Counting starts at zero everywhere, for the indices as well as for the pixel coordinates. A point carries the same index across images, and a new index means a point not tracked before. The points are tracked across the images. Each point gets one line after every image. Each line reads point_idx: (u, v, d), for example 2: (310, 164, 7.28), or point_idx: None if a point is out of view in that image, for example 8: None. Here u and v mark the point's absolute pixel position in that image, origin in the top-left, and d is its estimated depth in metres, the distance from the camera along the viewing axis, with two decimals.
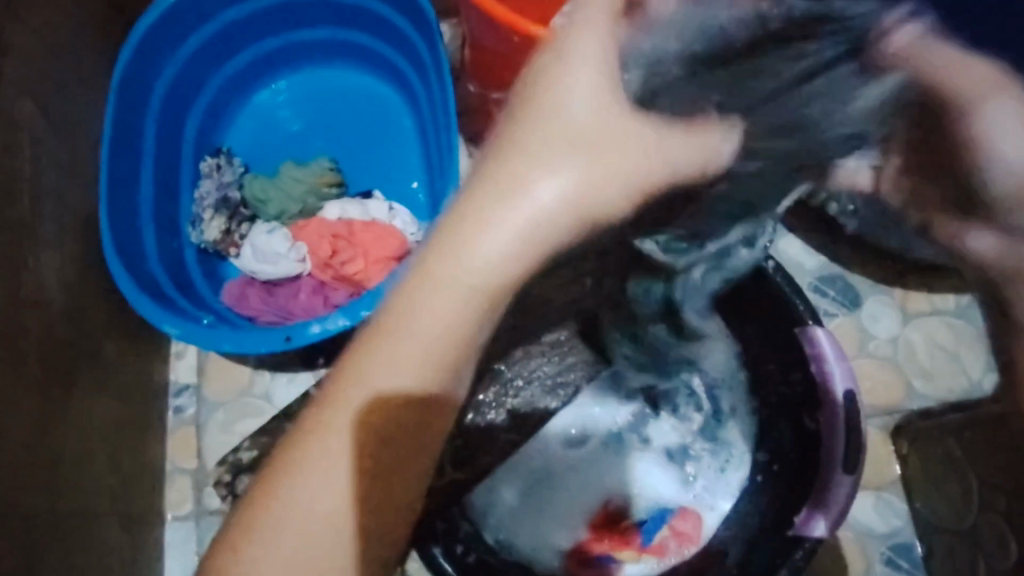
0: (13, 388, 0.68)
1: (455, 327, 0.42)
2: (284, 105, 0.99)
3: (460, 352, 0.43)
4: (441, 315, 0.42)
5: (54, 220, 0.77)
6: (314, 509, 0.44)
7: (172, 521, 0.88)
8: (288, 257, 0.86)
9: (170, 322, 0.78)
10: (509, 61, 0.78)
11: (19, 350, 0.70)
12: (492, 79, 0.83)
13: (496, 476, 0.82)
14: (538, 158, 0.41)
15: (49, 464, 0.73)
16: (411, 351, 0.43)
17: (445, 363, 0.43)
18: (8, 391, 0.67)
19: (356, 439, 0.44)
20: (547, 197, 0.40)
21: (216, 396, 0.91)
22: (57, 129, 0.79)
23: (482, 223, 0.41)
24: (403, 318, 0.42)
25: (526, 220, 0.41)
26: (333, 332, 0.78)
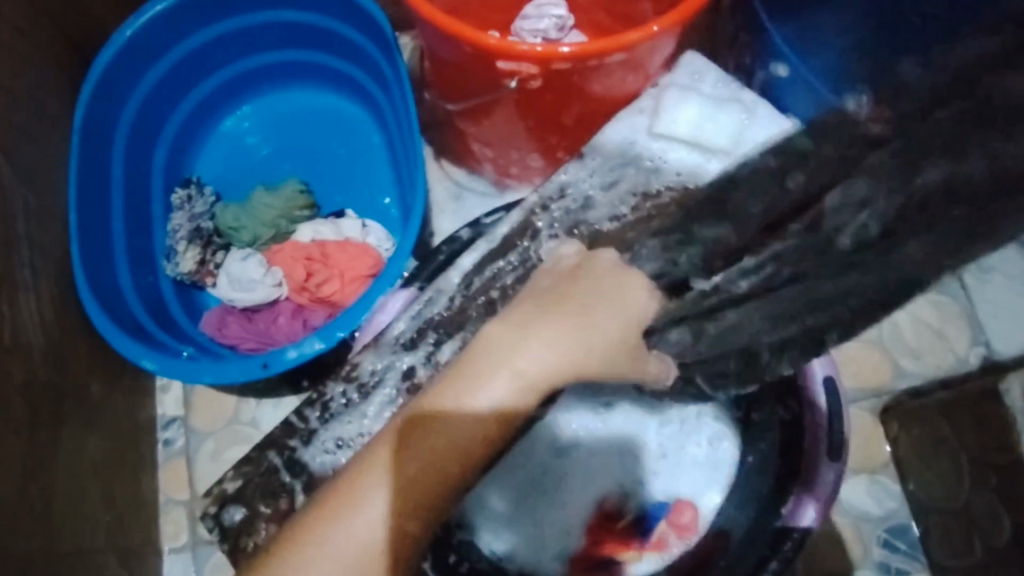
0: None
1: (553, 368, 0.49)
2: (251, 130, 0.98)
3: (579, 364, 0.50)
4: (541, 368, 0.49)
5: (28, 265, 0.78)
6: (351, 570, 0.46)
7: (170, 553, 0.88)
8: (264, 282, 0.87)
9: (149, 357, 0.79)
10: (465, 73, 0.78)
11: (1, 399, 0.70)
12: (450, 90, 0.83)
13: (483, 484, 0.80)
14: (583, 304, 0.51)
15: (40, 508, 0.74)
16: (495, 397, 0.49)
17: (522, 407, 0.49)
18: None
19: (395, 473, 0.48)
20: (610, 322, 0.51)
21: (204, 426, 0.91)
22: (24, 174, 0.79)
23: (529, 343, 0.49)
24: (459, 394, 0.49)
25: (547, 361, 0.49)
26: (310, 355, 0.78)
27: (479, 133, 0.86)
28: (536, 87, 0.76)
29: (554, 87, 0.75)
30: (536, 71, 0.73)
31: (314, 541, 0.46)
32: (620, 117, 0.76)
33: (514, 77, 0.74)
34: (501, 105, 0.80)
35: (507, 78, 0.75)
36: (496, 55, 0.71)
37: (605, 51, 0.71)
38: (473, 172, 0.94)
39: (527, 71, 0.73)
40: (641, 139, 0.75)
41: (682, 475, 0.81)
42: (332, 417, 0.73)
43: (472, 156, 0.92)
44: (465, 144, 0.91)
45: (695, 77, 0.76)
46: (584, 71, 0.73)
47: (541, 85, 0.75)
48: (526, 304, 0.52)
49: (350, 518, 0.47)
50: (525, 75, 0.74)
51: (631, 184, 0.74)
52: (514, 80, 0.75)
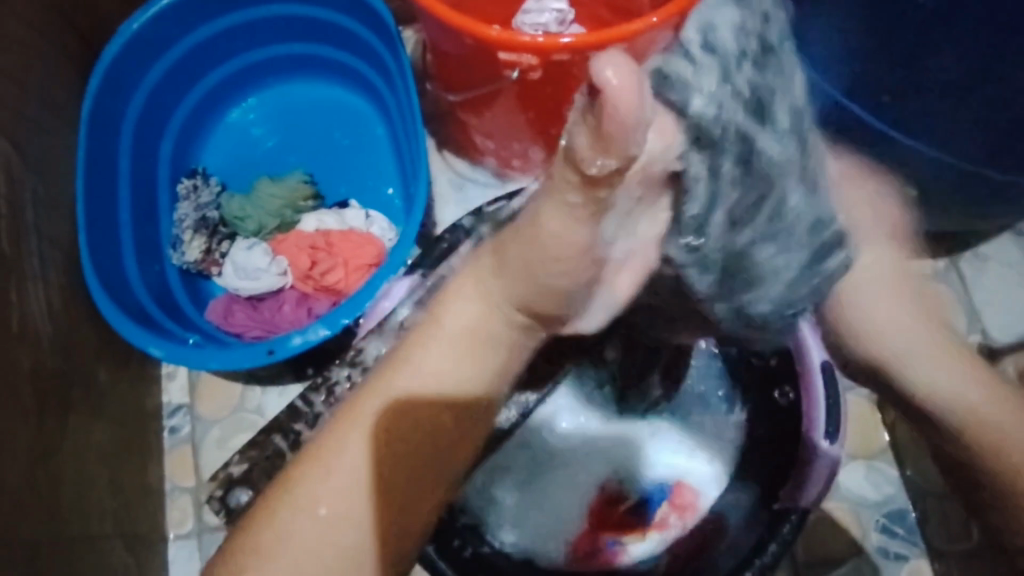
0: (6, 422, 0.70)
1: (480, 320, 0.49)
2: (256, 122, 0.99)
3: (495, 326, 0.50)
4: (466, 329, 0.50)
5: (37, 254, 0.79)
6: (323, 543, 0.49)
7: (175, 540, 0.89)
8: (269, 271, 0.88)
9: (156, 344, 0.80)
10: (467, 65, 0.79)
11: (10, 385, 0.72)
12: (452, 81, 0.84)
13: (491, 475, 0.82)
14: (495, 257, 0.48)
15: (48, 492, 0.75)
16: (432, 362, 0.50)
17: (465, 384, 0.50)
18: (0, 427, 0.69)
19: (365, 448, 0.50)
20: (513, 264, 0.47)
21: (211, 414, 0.92)
22: (33, 164, 0.80)
23: (454, 303, 0.50)
24: (408, 357, 0.51)
25: (474, 320, 0.49)
26: (315, 342, 0.78)
27: (482, 125, 0.87)
28: (536, 78, 0.77)
29: (554, 78, 0.76)
30: (536, 61, 0.74)
31: (287, 511, 0.50)
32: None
33: (514, 69, 0.75)
34: (502, 95, 0.81)
35: (508, 69, 0.76)
36: (498, 47, 0.73)
37: (604, 42, 0.72)
38: (475, 163, 0.95)
39: (527, 62, 0.74)
40: None
41: (684, 466, 0.83)
42: (336, 402, 0.74)
43: (473, 147, 0.93)
44: (467, 136, 0.92)
45: None
46: (584, 62, 0.74)
47: (541, 76, 0.76)
48: (461, 276, 0.51)
49: (319, 482, 0.50)
50: (525, 66, 0.75)
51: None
52: (515, 71, 0.76)
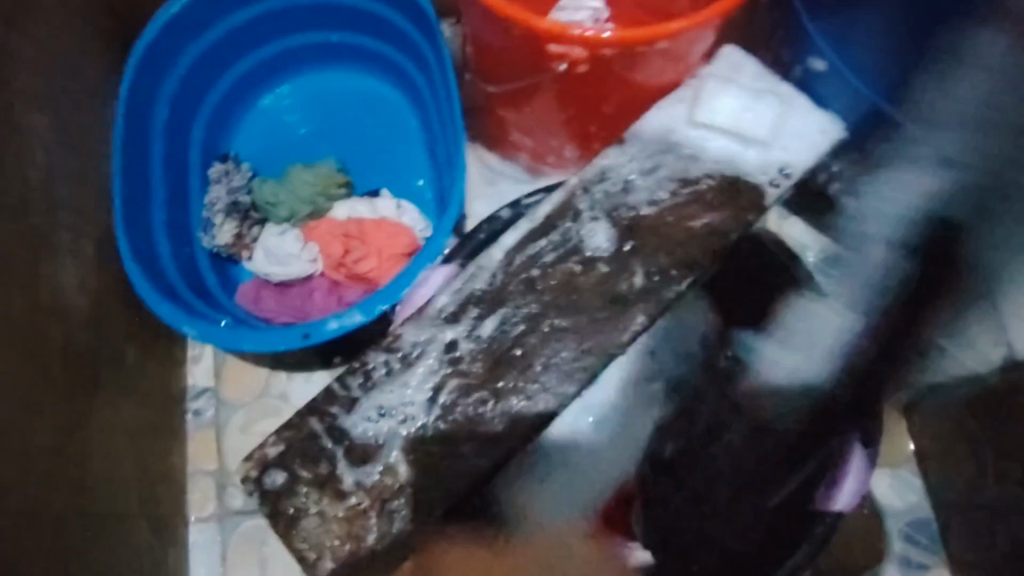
0: (35, 396, 0.70)
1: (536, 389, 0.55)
2: (290, 109, 0.99)
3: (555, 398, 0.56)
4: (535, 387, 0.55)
5: (71, 228, 0.79)
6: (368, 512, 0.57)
7: (196, 523, 0.88)
8: (300, 258, 0.88)
9: (189, 323, 0.80)
10: (511, 57, 0.78)
11: (39, 359, 0.71)
12: (490, 72, 0.83)
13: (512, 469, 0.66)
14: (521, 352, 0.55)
15: (76, 468, 0.74)
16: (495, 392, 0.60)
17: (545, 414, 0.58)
18: (29, 401, 0.69)
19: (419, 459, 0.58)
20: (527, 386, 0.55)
21: (235, 398, 0.91)
22: (68, 138, 0.80)
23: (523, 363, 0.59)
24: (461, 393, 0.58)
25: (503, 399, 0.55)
26: (350, 328, 0.78)
27: (517, 119, 0.87)
28: (583, 71, 0.75)
29: (600, 74, 0.75)
30: (583, 55, 0.73)
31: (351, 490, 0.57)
32: (660, 105, 0.70)
33: (563, 61, 0.74)
34: (542, 91, 0.80)
35: (556, 62, 0.75)
36: (547, 38, 0.71)
37: (654, 38, 0.70)
38: (507, 158, 0.94)
39: (573, 54, 0.73)
40: (680, 129, 0.69)
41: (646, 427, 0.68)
42: (376, 386, 0.60)
43: (506, 141, 0.92)
44: (501, 130, 0.91)
45: (734, 69, 0.71)
46: (632, 56, 0.73)
47: (587, 70, 0.75)
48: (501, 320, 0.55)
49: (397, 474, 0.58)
50: (573, 59, 0.73)
51: (653, 171, 0.67)
52: (563, 64, 0.74)
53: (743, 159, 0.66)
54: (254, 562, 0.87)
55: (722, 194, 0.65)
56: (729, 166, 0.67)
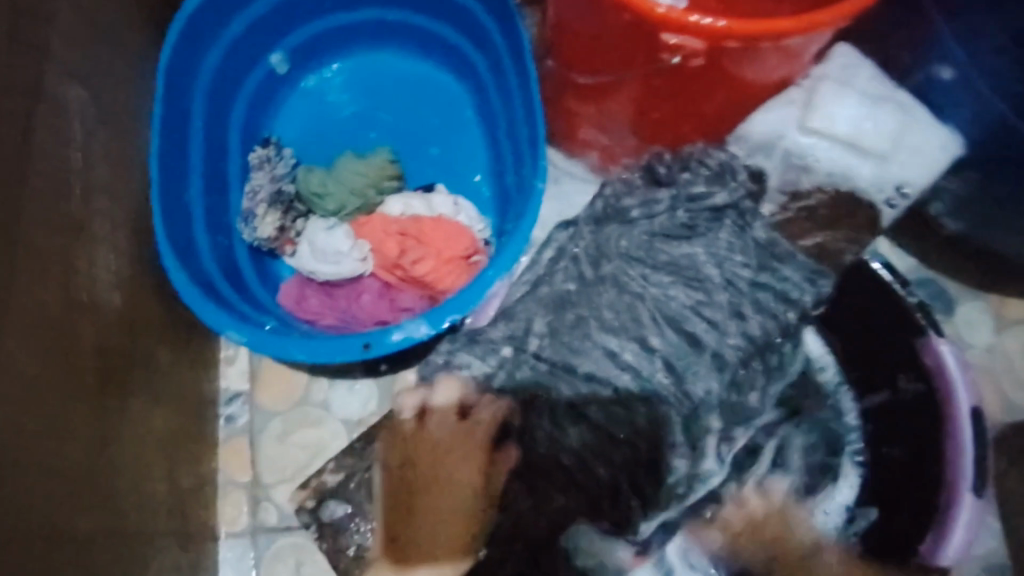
0: (67, 403, 0.62)
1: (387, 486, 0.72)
2: (337, 91, 0.92)
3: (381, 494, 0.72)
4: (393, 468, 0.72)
5: (107, 215, 0.71)
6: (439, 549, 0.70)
7: (226, 539, 0.82)
8: (350, 256, 0.80)
9: (233, 328, 0.73)
10: (609, 44, 0.68)
11: (73, 360, 0.64)
12: (577, 60, 0.74)
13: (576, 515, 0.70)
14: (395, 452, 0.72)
15: (106, 484, 0.67)
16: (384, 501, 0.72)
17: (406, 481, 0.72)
18: (61, 407, 0.62)
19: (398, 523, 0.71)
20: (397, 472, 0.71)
21: (272, 404, 0.85)
22: (108, 114, 0.72)
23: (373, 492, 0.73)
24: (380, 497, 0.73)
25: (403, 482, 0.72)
26: (414, 340, 0.72)
27: (592, 118, 0.80)
28: (697, 65, 0.66)
29: (714, 69, 0.66)
30: (701, 46, 0.63)
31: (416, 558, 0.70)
32: (770, 105, 0.72)
33: (676, 53, 0.64)
34: (633, 87, 0.72)
35: (668, 53, 0.65)
36: (663, 26, 0.61)
37: (785, 33, 0.61)
38: (573, 156, 0.88)
39: (691, 46, 0.63)
40: (791, 134, 0.71)
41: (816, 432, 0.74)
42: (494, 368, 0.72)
43: (575, 141, 0.85)
44: (570, 129, 0.84)
45: (848, 73, 0.72)
46: (753, 51, 0.64)
47: (701, 64, 0.65)
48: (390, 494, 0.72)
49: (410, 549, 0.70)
50: (688, 52, 0.64)
51: (782, 182, 0.74)
52: (675, 56, 0.64)
53: (858, 173, 0.72)
54: None
55: (836, 209, 0.74)
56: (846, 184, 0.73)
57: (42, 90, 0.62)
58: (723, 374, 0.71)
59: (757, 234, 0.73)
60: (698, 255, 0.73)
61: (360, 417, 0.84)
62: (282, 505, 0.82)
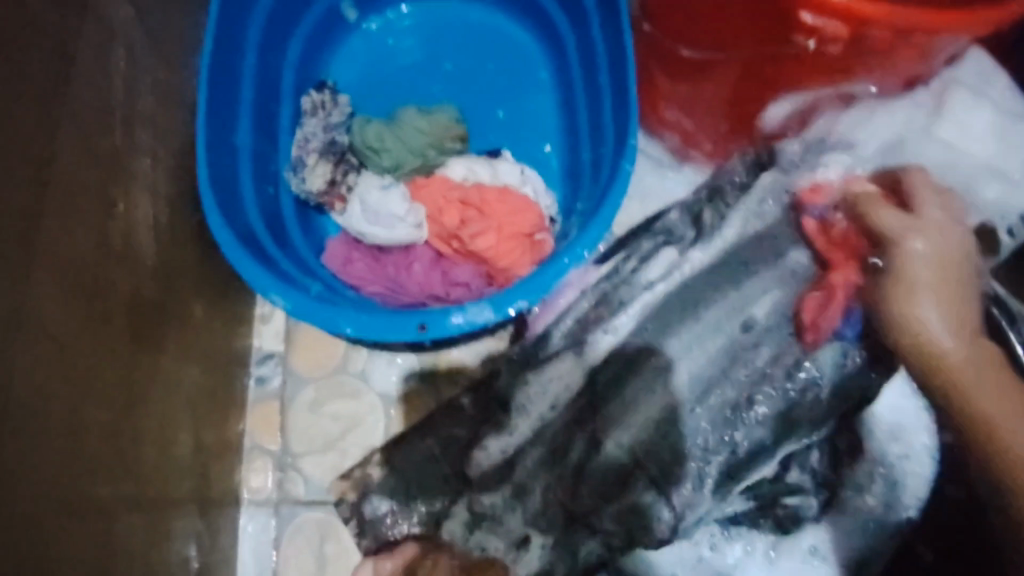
0: (91, 358, 0.57)
1: None
2: (399, 36, 0.85)
3: None
4: None
5: (149, 153, 0.65)
6: None
7: (248, 506, 0.77)
8: (404, 221, 0.74)
9: (278, 291, 0.67)
10: (729, 15, 0.62)
11: (102, 312, 0.58)
12: (684, 30, 0.67)
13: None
14: None
15: (130, 451, 0.62)
16: None
17: None
18: (84, 362, 0.56)
19: None
20: None
21: (306, 369, 0.79)
22: (156, 40, 0.66)
23: None
24: None
25: None
26: (475, 326, 0.66)
27: (681, 95, 0.73)
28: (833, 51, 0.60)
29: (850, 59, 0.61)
30: (844, 31, 0.58)
31: None
32: (892, 105, 0.69)
33: (812, 37, 0.59)
34: (739, 68, 0.66)
35: (803, 35, 0.59)
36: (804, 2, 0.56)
37: (941, 30, 0.57)
38: (652, 135, 0.81)
39: (832, 29, 0.57)
40: (913, 137, 0.69)
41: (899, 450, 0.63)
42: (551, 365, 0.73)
43: (657, 119, 0.78)
44: (653, 105, 0.77)
45: (982, 80, 0.69)
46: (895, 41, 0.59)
47: (840, 50, 0.60)
48: None
49: None
50: (827, 36, 0.58)
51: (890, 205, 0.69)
52: (811, 39, 0.59)
53: (981, 191, 0.67)
54: (311, 558, 0.75)
55: None
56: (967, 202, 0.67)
57: (85, 5, 0.55)
58: (770, 427, 0.68)
59: (792, 261, 0.70)
60: (767, 301, 0.70)
61: (399, 393, 0.78)
62: (311, 477, 0.77)
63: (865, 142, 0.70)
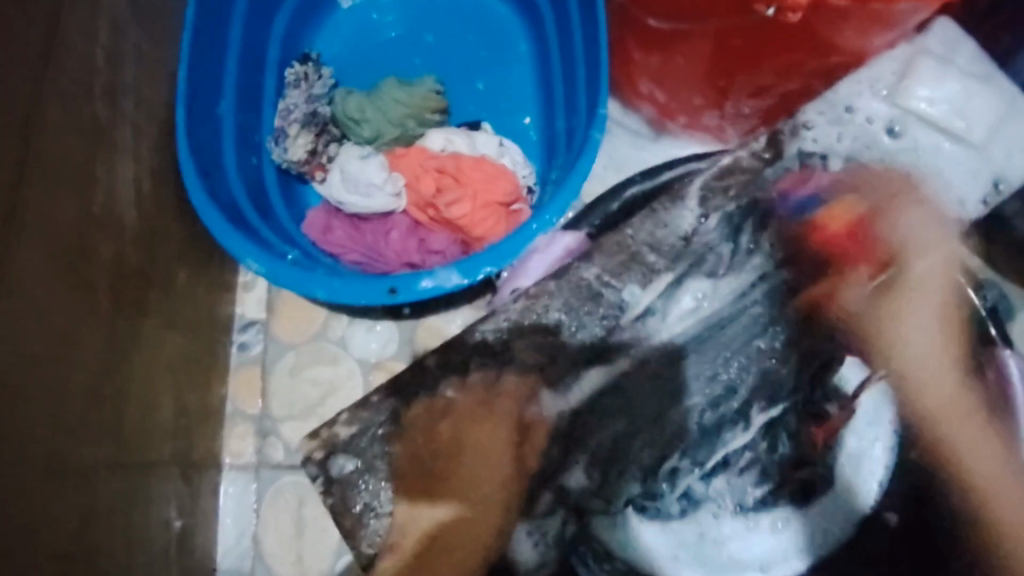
0: (72, 322, 0.58)
1: None
2: (383, 10, 0.86)
3: None
4: None
5: (131, 122, 0.66)
6: None
7: (230, 469, 0.79)
8: (383, 190, 0.76)
9: (254, 255, 0.68)
10: None
11: (81, 276, 0.59)
12: (652, 0, 0.67)
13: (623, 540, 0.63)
14: None
15: (110, 409, 0.63)
16: None
17: None
18: (66, 323, 0.57)
19: None
20: None
21: (286, 336, 0.81)
22: (139, 13, 0.67)
23: None
24: None
25: None
26: (445, 290, 0.67)
27: (654, 67, 0.74)
28: (793, 21, 0.62)
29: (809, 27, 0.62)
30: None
31: None
32: (860, 74, 0.68)
33: (773, 5, 0.60)
34: (709, 40, 0.67)
35: (763, 4, 0.61)
36: None
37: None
38: (629, 108, 0.81)
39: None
40: (877, 104, 0.68)
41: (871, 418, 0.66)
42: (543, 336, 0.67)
43: (633, 93, 0.79)
44: (629, 78, 0.78)
45: (949, 48, 0.67)
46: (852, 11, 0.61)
47: (799, 20, 0.62)
48: None
49: None
50: (788, 3, 0.60)
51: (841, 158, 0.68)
52: (771, 8, 0.60)
53: (945, 159, 0.67)
54: (289, 520, 0.77)
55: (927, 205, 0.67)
56: (931, 171, 0.68)
57: None
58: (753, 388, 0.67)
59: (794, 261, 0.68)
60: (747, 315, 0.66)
61: (378, 359, 0.80)
62: (290, 441, 0.78)
63: (828, 109, 0.68)
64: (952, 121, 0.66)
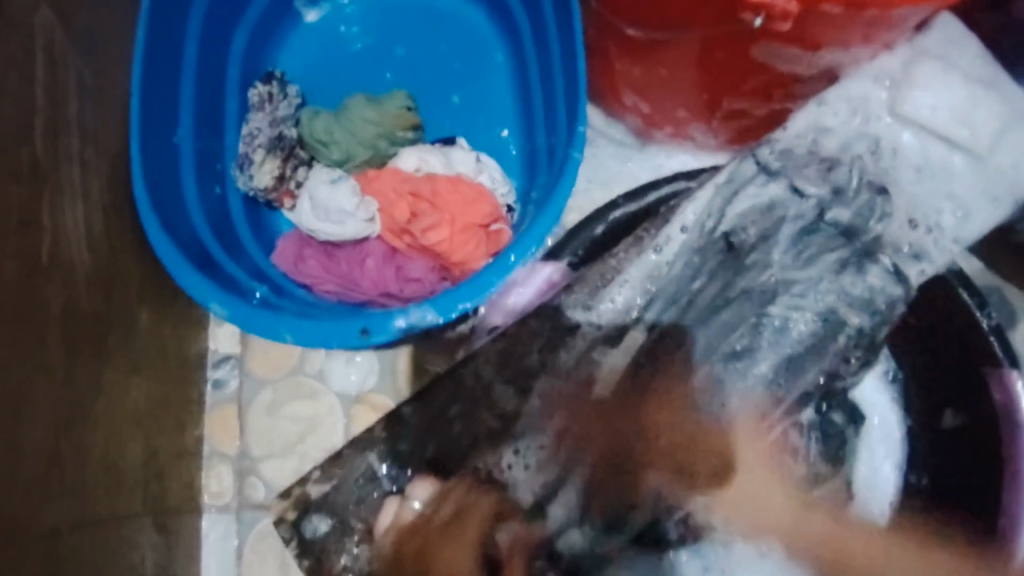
0: (29, 380, 0.54)
1: None
2: (350, 20, 0.81)
3: None
4: None
5: (79, 160, 0.62)
6: None
7: (210, 512, 0.76)
8: (355, 216, 0.72)
9: (219, 299, 0.64)
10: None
11: (35, 333, 0.55)
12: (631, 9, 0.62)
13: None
14: None
15: (73, 470, 0.59)
16: None
17: None
18: (21, 384, 0.53)
19: None
20: None
21: (262, 371, 0.78)
22: (81, 43, 0.62)
23: None
24: None
25: None
26: (420, 328, 0.64)
27: (637, 76, 0.69)
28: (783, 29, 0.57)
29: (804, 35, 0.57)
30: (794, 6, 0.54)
31: None
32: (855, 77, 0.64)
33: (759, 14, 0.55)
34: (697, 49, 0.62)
35: (749, 13, 0.56)
36: None
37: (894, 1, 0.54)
38: (612, 116, 0.77)
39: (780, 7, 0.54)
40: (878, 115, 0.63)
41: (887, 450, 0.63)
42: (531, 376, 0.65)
43: (616, 102, 0.75)
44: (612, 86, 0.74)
45: (950, 48, 0.63)
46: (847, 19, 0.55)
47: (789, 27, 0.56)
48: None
49: None
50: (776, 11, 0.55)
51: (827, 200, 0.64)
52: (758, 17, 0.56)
53: (948, 170, 0.63)
54: (274, 564, 0.74)
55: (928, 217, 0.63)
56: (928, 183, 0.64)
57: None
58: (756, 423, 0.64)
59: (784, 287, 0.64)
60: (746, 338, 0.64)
61: (358, 392, 0.76)
62: (270, 480, 0.75)
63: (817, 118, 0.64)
64: (956, 129, 0.62)
